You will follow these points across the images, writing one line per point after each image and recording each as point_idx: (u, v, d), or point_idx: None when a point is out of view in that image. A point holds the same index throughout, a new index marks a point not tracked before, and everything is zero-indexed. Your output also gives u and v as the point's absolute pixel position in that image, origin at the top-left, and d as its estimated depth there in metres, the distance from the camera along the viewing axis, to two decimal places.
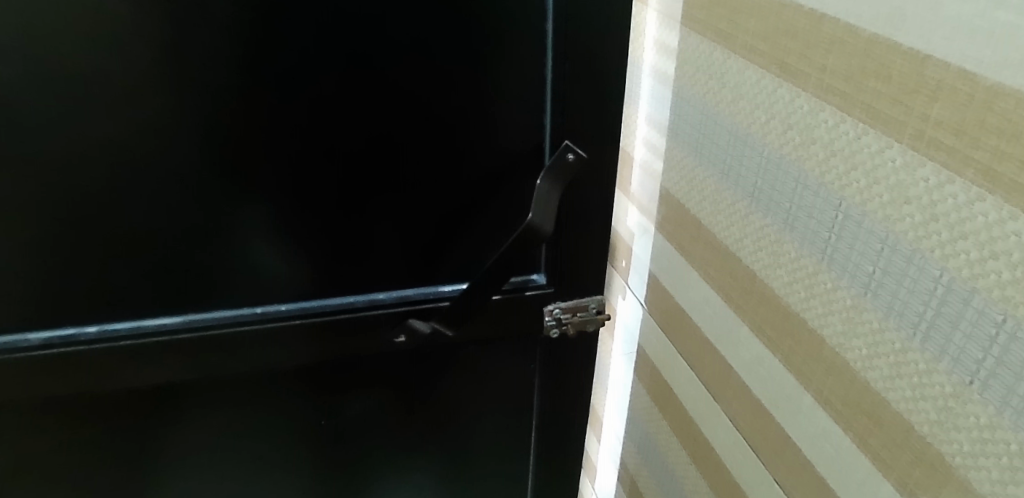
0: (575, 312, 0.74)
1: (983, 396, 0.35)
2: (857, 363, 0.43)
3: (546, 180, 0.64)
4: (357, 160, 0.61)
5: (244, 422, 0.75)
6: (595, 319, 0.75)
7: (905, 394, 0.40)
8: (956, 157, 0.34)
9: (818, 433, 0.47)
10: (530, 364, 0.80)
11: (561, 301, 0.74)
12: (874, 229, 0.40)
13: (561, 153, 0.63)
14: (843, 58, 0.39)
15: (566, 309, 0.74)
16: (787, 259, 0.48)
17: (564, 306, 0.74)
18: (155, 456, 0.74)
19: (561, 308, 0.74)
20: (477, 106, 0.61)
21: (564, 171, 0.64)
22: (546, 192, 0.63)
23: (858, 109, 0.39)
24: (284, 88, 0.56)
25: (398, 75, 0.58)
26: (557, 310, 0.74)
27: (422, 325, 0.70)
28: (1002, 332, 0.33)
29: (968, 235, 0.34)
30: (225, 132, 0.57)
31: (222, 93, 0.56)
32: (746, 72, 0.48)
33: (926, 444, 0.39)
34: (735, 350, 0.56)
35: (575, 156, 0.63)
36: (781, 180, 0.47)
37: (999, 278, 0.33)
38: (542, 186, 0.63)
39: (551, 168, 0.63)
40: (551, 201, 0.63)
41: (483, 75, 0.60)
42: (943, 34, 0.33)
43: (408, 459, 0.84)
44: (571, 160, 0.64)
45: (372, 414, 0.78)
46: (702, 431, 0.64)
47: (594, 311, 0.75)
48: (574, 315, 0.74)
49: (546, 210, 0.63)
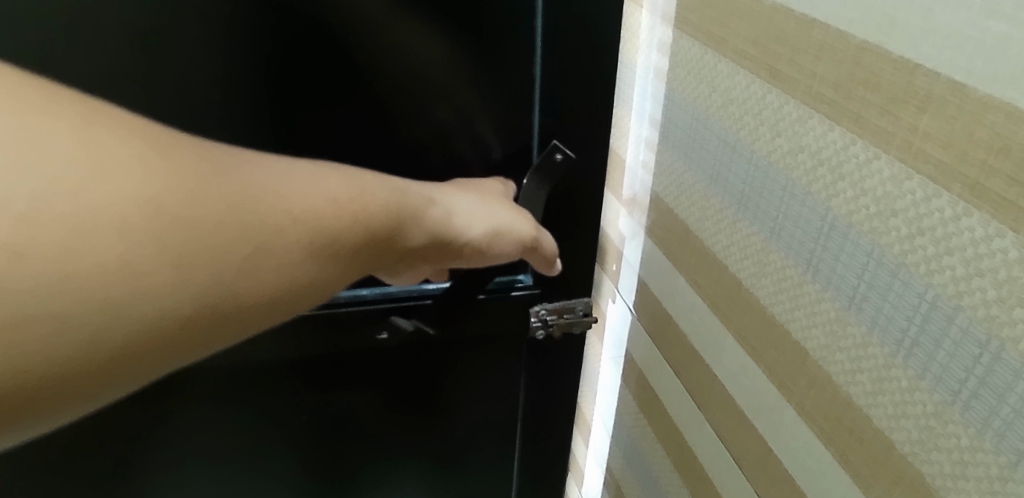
0: (561, 314, 0.73)
1: (964, 416, 0.34)
2: (840, 377, 0.42)
3: (533, 180, 0.63)
4: (356, 127, 0.59)
5: (234, 422, 0.75)
6: (581, 321, 0.74)
7: (886, 411, 0.38)
8: (944, 170, 0.33)
9: (800, 447, 0.46)
10: (516, 366, 0.79)
11: (547, 303, 0.73)
12: (860, 242, 0.39)
13: (549, 153, 0.62)
14: (833, 64, 0.38)
15: (552, 311, 0.73)
16: (772, 268, 0.47)
17: (550, 307, 0.73)
18: (148, 456, 0.74)
19: (547, 309, 0.73)
20: (464, 88, 0.59)
21: (552, 171, 0.62)
22: (533, 193, 0.63)
23: (846, 118, 0.38)
24: (269, 77, 0.56)
25: (382, 60, 0.56)
26: (543, 310, 0.73)
27: (405, 322, 0.68)
28: (985, 353, 0.32)
29: (954, 250, 0.33)
30: (203, 123, 0.56)
31: (201, 85, 0.54)
32: (736, 77, 0.47)
33: (906, 463, 0.38)
34: (718, 357, 0.55)
35: (563, 156, 0.62)
36: (768, 189, 0.46)
37: (985, 296, 0.32)
38: (530, 185, 0.63)
39: (539, 167, 0.62)
40: (538, 203, 0.63)
41: (471, 61, 0.58)
42: (934, 43, 0.32)
43: (398, 459, 0.84)
44: (559, 159, 0.62)
45: (358, 413, 0.78)
46: (685, 439, 0.63)
47: (581, 313, 0.74)
48: (561, 317, 0.74)
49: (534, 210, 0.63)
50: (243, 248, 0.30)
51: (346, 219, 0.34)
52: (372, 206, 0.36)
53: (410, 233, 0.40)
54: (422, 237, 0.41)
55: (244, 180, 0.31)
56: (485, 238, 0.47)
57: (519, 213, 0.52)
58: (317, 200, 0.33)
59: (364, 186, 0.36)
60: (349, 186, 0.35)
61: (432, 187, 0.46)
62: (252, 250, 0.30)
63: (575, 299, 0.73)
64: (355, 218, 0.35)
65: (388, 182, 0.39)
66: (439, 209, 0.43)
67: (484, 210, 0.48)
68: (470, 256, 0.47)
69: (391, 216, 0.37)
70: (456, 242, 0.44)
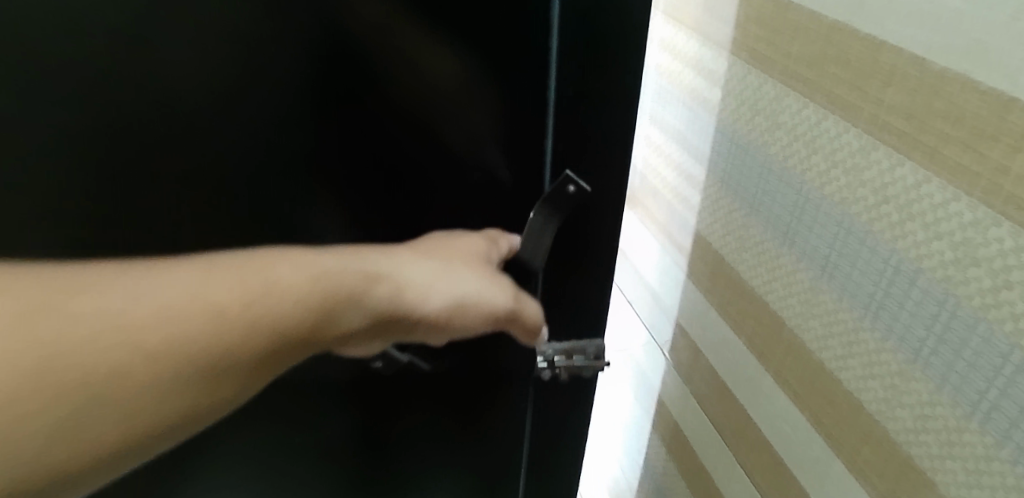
0: (569, 357, 0.63)
1: (925, 373, 0.36)
2: (813, 343, 0.44)
3: (540, 213, 0.52)
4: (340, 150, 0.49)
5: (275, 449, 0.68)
6: (592, 365, 0.63)
7: (856, 373, 0.41)
8: (907, 140, 0.35)
9: (777, 414, 0.49)
10: (521, 402, 0.68)
11: (555, 343, 0.62)
12: (831, 212, 0.41)
13: (560, 184, 0.51)
14: (807, 43, 0.40)
15: (560, 352, 0.62)
16: (752, 243, 0.49)
17: (557, 348, 0.62)
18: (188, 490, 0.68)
19: (554, 349, 0.62)
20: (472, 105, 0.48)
21: (560, 203, 0.52)
22: (539, 227, 0.53)
23: (820, 94, 0.40)
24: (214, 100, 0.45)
25: (388, 69, 0.46)
26: (550, 352, 0.62)
27: (401, 355, 0.62)
28: (944, 310, 0.34)
29: (915, 216, 0.35)
30: None
31: None
32: (717, 58, 0.49)
33: (873, 422, 0.40)
34: (703, 334, 0.57)
35: (576, 189, 0.52)
36: (749, 166, 0.48)
37: (942, 258, 0.34)
38: (535, 218, 0.53)
39: (548, 198, 0.52)
40: (543, 238, 0.53)
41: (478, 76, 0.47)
42: (898, 20, 0.34)
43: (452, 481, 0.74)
44: (571, 192, 0.52)
45: (426, 431, 0.70)
46: (675, 416, 0.65)
47: (591, 357, 0.63)
48: (569, 359, 0.63)
49: (537, 244, 0.53)
50: (57, 413, 0.28)
51: (216, 344, 0.32)
52: (275, 309, 0.34)
53: (342, 318, 0.37)
54: (361, 320, 0.38)
55: (64, 324, 0.29)
56: (443, 315, 0.43)
57: (492, 282, 0.46)
58: (170, 327, 0.31)
59: (266, 282, 0.34)
60: (246, 288, 0.33)
61: (385, 253, 0.42)
62: (92, 397, 0.29)
63: (585, 340, 0.63)
64: (242, 334, 0.33)
65: (304, 263, 0.36)
66: (386, 286, 0.40)
67: (444, 281, 0.43)
68: (426, 330, 0.43)
69: (312, 312, 0.35)
70: (404, 321, 0.41)
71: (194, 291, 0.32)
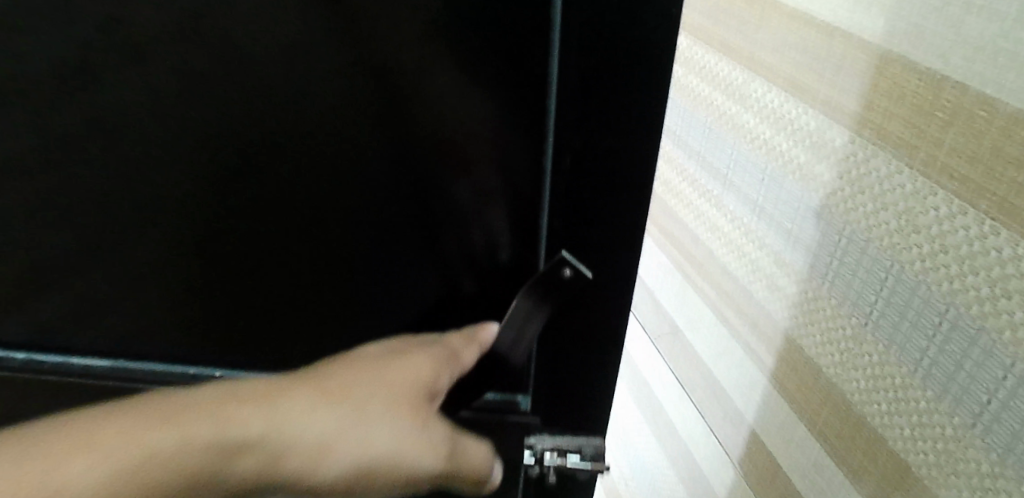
0: (562, 454, 0.67)
1: (985, 441, 0.33)
2: (854, 394, 0.41)
3: (529, 297, 0.58)
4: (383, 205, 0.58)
5: None
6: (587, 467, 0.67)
7: (903, 432, 0.37)
8: (970, 186, 0.32)
9: (809, 466, 0.46)
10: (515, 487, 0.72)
11: (546, 439, 0.67)
12: (878, 257, 0.38)
13: (557, 266, 0.57)
14: (854, 73, 0.37)
15: (552, 450, 0.67)
16: (785, 284, 0.46)
17: (551, 445, 0.67)
18: None
19: (548, 447, 0.67)
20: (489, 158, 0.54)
21: (556, 285, 0.57)
22: (529, 309, 0.58)
23: (866, 129, 0.37)
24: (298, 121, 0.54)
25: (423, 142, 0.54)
26: (542, 448, 0.67)
27: None
28: (1010, 376, 0.31)
29: (979, 270, 0.32)
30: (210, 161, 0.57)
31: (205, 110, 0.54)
32: (750, 84, 0.47)
33: (922, 486, 0.37)
34: (726, 370, 0.55)
35: (572, 273, 0.57)
36: (783, 199, 0.45)
37: (1011, 318, 0.31)
38: (525, 303, 0.58)
39: (546, 279, 0.57)
40: (531, 322, 0.58)
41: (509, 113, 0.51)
42: (966, 55, 0.31)
43: None
44: (568, 276, 0.57)
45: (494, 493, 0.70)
46: (689, 454, 0.63)
47: (587, 457, 0.67)
48: (561, 457, 0.67)
49: (526, 329, 0.59)
50: None
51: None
52: (144, 484, 0.39)
53: (227, 478, 0.42)
54: (247, 471, 0.43)
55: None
56: (336, 481, 0.47)
57: (404, 428, 0.49)
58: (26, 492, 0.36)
59: (53, 481, 0.36)
60: (124, 464, 0.38)
61: (299, 399, 0.45)
62: None
63: (580, 438, 0.67)
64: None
65: (184, 432, 0.40)
66: (257, 451, 0.43)
67: (347, 437, 0.46)
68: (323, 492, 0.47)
69: (187, 479, 0.40)
70: (303, 481, 0.46)
71: (56, 470, 0.37)
